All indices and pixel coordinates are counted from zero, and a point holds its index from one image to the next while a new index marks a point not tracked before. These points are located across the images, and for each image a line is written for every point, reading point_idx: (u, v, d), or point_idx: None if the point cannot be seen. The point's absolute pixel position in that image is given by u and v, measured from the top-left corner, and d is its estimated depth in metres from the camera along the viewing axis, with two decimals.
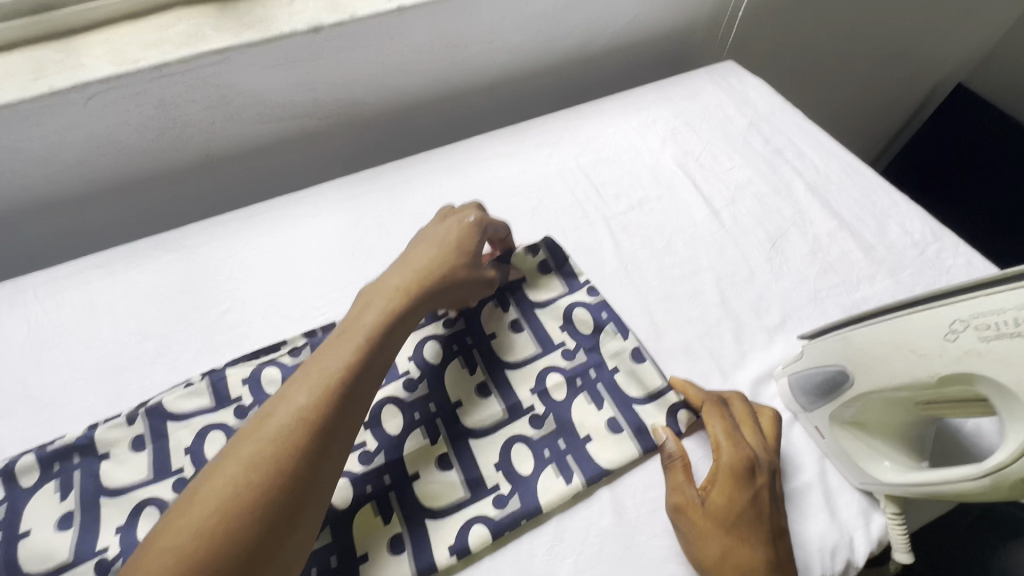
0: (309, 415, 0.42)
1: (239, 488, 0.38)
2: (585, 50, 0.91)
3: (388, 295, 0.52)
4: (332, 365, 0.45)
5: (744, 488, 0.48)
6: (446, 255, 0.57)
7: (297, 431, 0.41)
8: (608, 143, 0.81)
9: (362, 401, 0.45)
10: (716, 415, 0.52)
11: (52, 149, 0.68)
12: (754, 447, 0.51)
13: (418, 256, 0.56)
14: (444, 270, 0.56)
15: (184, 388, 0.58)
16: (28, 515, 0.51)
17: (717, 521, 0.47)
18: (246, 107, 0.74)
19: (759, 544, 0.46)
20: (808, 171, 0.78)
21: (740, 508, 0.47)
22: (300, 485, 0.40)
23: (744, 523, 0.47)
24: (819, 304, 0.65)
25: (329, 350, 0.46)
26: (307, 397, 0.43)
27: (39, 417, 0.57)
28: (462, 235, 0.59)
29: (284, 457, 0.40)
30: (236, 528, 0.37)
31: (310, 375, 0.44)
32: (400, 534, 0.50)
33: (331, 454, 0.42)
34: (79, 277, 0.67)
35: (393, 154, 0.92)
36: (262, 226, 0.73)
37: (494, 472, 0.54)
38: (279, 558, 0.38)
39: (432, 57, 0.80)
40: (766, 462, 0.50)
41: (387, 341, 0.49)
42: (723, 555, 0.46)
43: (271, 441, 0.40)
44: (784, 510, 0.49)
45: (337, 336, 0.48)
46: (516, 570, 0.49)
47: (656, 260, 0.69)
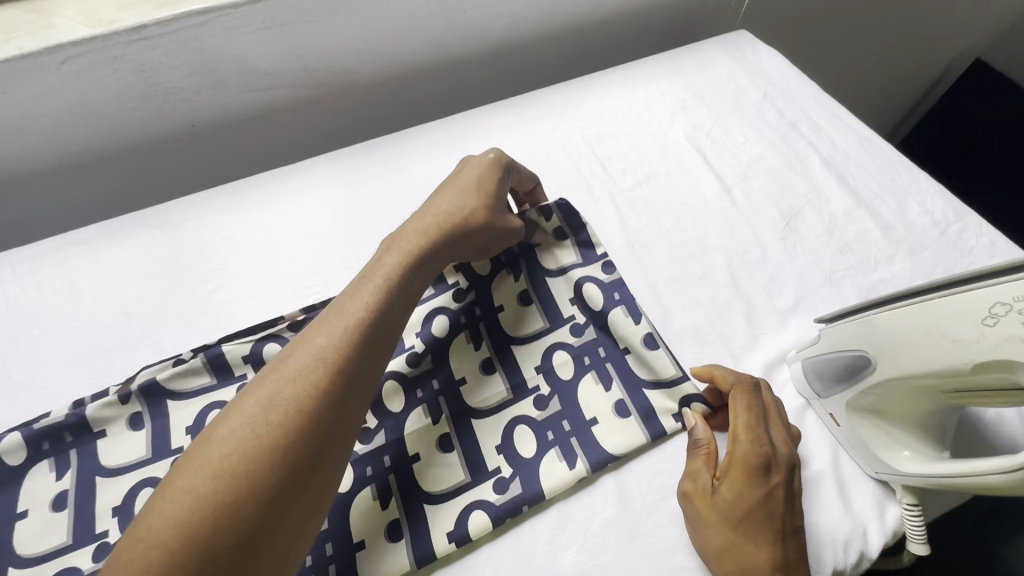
0: (330, 355, 0.40)
1: (258, 429, 0.36)
2: (591, 17, 0.86)
3: (410, 238, 0.50)
4: (353, 307, 0.43)
5: (757, 484, 0.45)
6: (468, 197, 0.55)
7: (318, 370, 0.39)
8: (614, 115, 0.77)
9: (385, 343, 0.43)
10: (741, 401, 0.50)
11: (26, 118, 0.64)
12: (773, 441, 0.48)
13: (440, 201, 0.54)
14: (465, 214, 0.53)
15: (175, 366, 0.54)
16: (16, 498, 0.48)
17: (723, 515, 0.45)
18: (232, 74, 0.70)
19: (767, 543, 0.44)
20: (825, 146, 0.74)
21: (750, 503, 0.45)
22: (323, 426, 0.37)
23: (751, 520, 0.45)
24: (835, 286, 0.62)
25: (350, 293, 0.44)
26: (328, 338, 0.40)
27: (18, 401, 0.55)
28: (483, 176, 0.57)
29: (307, 397, 0.37)
30: (258, 467, 0.34)
31: (330, 316, 0.42)
32: (399, 521, 0.48)
33: (355, 397, 0.40)
34: (59, 253, 0.64)
35: (388, 127, 0.88)
36: (251, 201, 0.69)
37: (495, 455, 0.51)
38: (300, 505, 0.36)
39: (429, 23, 0.75)
40: (784, 458, 0.47)
41: (409, 285, 0.47)
42: (724, 549, 0.44)
43: (292, 381, 0.38)
44: (799, 511, 0.47)
45: (358, 280, 0.46)
46: (516, 560, 0.47)
47: (664, 238, 0.66)
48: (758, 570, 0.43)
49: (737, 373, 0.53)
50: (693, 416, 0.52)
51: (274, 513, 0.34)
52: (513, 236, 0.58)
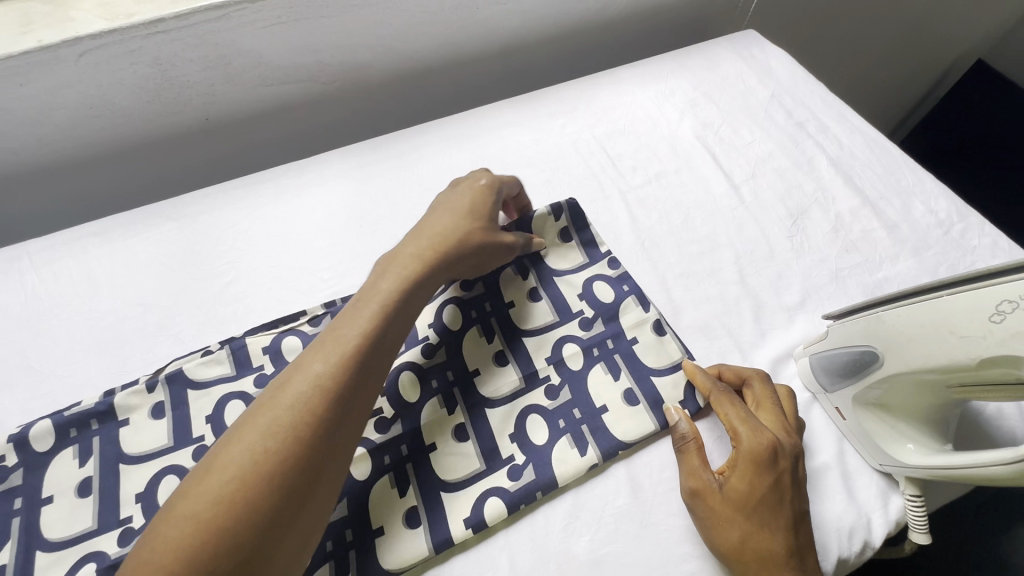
0: (327, 380, 0.41)
1: (256, 455, 0.37)
2: (602, 15, 0.87)
3: (404, 261, 0.51)
4: (349, 333, 0.45)
5: (766, 474, 0.47)
6: (461, 220, 0.57)
7: (315, 397, 0.40)
8: (624, 113, 0.78)
9: (380, 367, 0.45)
10: (728, 402, 0.51)
11: (42, 111, 0.65)
12: (775, 430, 0.49)
13: (432, 225, 0.56)
14: (459, 236, 0.55)
15: (203, 356, 0.56)
16: (46, 482, 0.49)
17: (737, 507, 0.46)
18: (246, 68, 0.71)
19: (780, 531, 0.46)
20: (831, 146, 0.75)
21: (761, 493, 0.46)
22: (318, 452, 0.39)
23: (763, 509, 0.46)
24: (841, 283, 0.64)
25: (347, 318, 0.46)
26: (324, 364, 0.42)
27: (39, 390, 0.56)
28: (475, 199, 0.59)
29: (303, 423, 0.39)
30: (254, 493, 0.36)
31: (327, 342, 0.44)
32: (416, 507, 0.49)
33: (349, 422, 0.42)
34: (75, 245, 0.65)
35: (399, 123, 0.89)
36: (266, 195, 0.70)
37: (509, 443, 0.53)
38: (298, 526, 0.37)
39: (442, 20, 0.76)
40: (789, 446, 0.49)
41: (404, 308, 0.49)
42: (741, 541, 0.45)
43: (289, 408, 0.39)
44: (806, 496, 0.48)
45: (353, 305, 0.48)
46: (530, 547, 0.48)
47: (674, 235, 0.67)
48: (776, 559, 0.45)
49: (712, 377, 0.54)
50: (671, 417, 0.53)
51: (273, 534, 0.36)
52: (509, 255, 0.60)
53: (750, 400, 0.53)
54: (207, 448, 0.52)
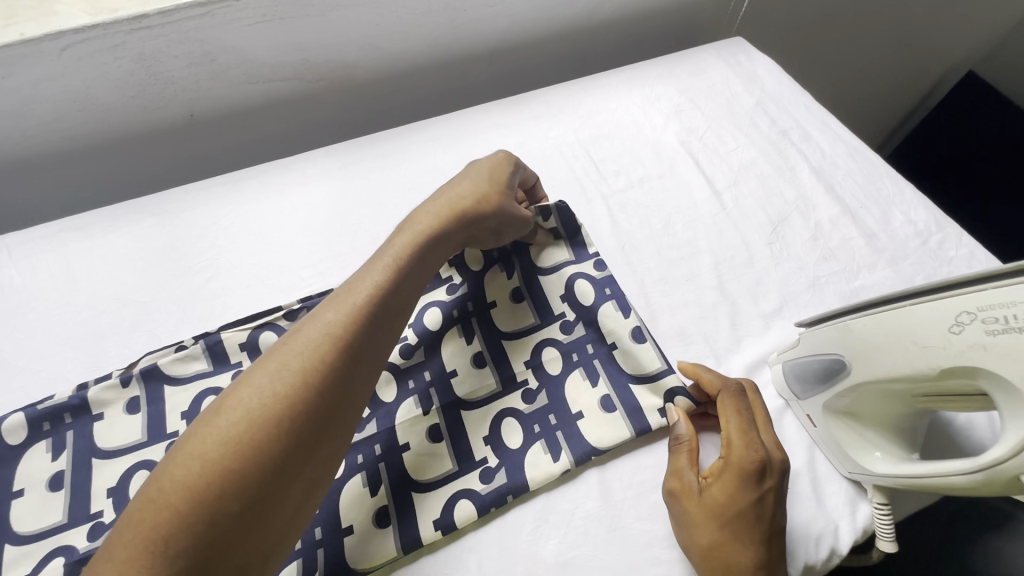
0: (339, 331, 0.41)
1: (265, 399, 0.37)
2: (591, 20, 0.87)
3: (418, 225, 0.52)
4: (363, 288, 0.45)
5: (750, 488, 0.46)
6: (477, 188, 0.57)
7: (327, 346, 0.40)
8: (609, 118, 0.79)
9: (390, 324, 0.45)
10: (731, 408, 0.51)
11: (24, 104, 0.65)
12: (770, 447, 0.49)
13: (447, 192, 0.56)
14: (473, 203, 0.55)
15: (177, 352, 0.55)
16: (16, 475, 0.49)
17: (712, 515, 0.46)
18: (232, 65, 0.71)
19: (752, 545, 0.45)
20: (814, 154, 0.75)
21: (742, 505, 0.46)
22: (327, 401, 0.39)
23: (739, 522, 0.46)
24: (818, 291, 0.64)
25: (361, 273, 0.47)
26: (336, 315, 0.42)
27: (13, 383, 0.56)
28: (491, 170, 0.59)
29: (313, 371, 0.39)
30: (263, 436, 0.36)
31: (339, 296, 0.44)
32: (387, 507, 0.49)
33: (358, 377, 0.41)
34: (55, 239, 0.65)
35: (386, 123, 0.89)
36: (248, 192, 0.70)
37: (483, 445, 0.53)
38: (302, 476, 0.37)
39: (429, 21, 0.76)
40: (779, 464, 0.48)
41: (416, 268, 0.49)
42: (709, 547, 0.46)
43: (300, 355, 0.39)
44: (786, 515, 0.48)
45: (368, 263, 0.48)
46: (498, 550, 0.49)
47: (654, 240, 0.67)
48: (741, 570, 0.45)
49: (722, 377, 0.54)
50: (673, 418, 0.53)
51: (277, 480, 0.36)
52: (523, 227, 0.60)
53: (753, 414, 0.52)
54: None
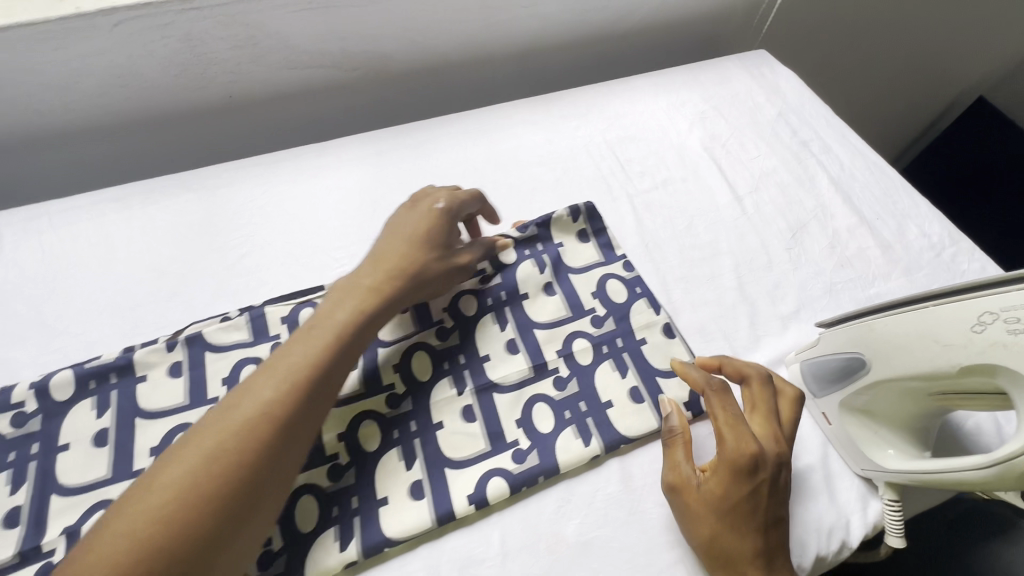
0: (276, 407, 0.42)
1: (200, 477, 0.38)
2: (621, 25, 0.90)
3: (361, 288, 0.52)
4: (302, 360, 0.45)
5: (743, 482, 0.47)
6: (421, 245, 0.57)
7: (263, 423, 0.41)
8: (635, 121, 0.81)
9: (330, 394, 0.46)
10: (719, 405, 0.50)
11: (71, 77, 0.66)
12: (761, 438, 0.49)
13: (391, 248, 0.56)
14: (416, 263, 0.56)
15: (222, 322, 0.58)
16: (62, 431, 0.52)
17: (710, 507, 0.47)
18: (273, 50, 0.73)
19: (750, 533, 0.46)
20: (833, 166, 0.78)
21: (737, 498, 0.47)
22: (261, 478, 0.40)
23: (737, 513, 0.47)
24: (834, 296, 0.66)
25: (302, 342, 0.47)
26: (274, 391, 0.43)
27: (53, 345, 0.57)
28: (435, 223, 0.58)
29: (251, 447, 0.40)
30: (195, 516, 0.37)
31: (279, 366, 0.45)
32: (420, 481, 0.51)
33: (296, 450, 0.43)
34: (95, 209, 0.67)
35: (415, 114, 0.91)
36: (284, 174, 0.72)
37: (515, 428, 0.55)
38: (233, 551, 0.39)
39: (466, 18, 0.78)
40: (773, 454, 0.48)
41: (358, 335, 0.50)
42: (711, 537, 0.47)
43: (237, 430, 0.40)
44: (785, 502, 0.49)
45: (308, 329, 0.48)
46: (523, 527, 0.50)
47: (676, 240, 0.69)
48: (742, 557, 0.46)
49: (706, 374, 0.53)
50: (670, 412, 0.54)
51: (207, 559, 0.37)
52: (463, 274, 0.60)
53: (748, 403, 0.52)
54: None
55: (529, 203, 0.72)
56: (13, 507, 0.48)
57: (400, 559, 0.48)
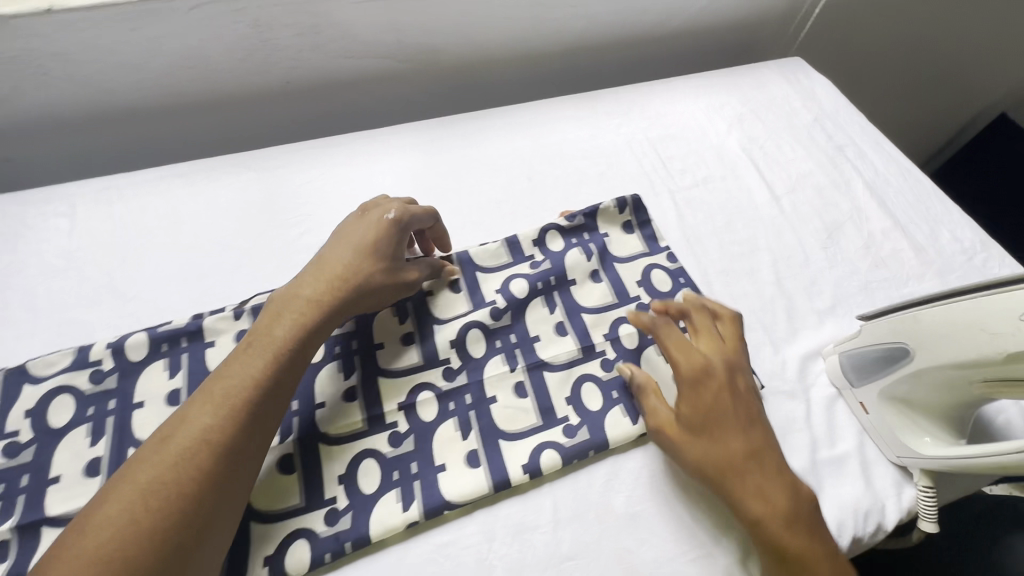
0: (213, 436, 0.43)
1: (136, 514, 0.39)
2: (662, 28, 0.93)
3: (301, 305, 0.52)
4: (238, 383, 0.46)
5: (703, 392, 0.52)
6: (365, 258, 0.57)
7: (201, 453, 0.42)
8: (675, 121, 0.84)
9: (271, 413, 0.47)
10: (665, 332, 0.55)
11: (144, 57, 0.69)
12: (710, 352, 0.55)
13: (332, 262, 0.56)
14: (360, 277, 0.56)
15: None
16: (137, 389, 0.55)
17: (690, 431, 0.51)
18: (334, 39, 0.75)
19: (733, 441, 0.51)
20: (868, 171, 0.80)
21: (708, 410, 0.52)
22: (205, 506, 0.41)
23: (715, 424, 0.51)
24: (869, 294, 0.68)
25: (237, 365, 0.48)
26: (211, 418, 0.44)
27: (126, 309, 0.60)
28: (380, 235, 0.58)
29: (188, 478, 0.41)
30: (134, 553, 0.38)
31: (214, 393, 0.46)
32: (476, 450, 0.54)
33: (240, 472, 0.44)
34: (162, 184, 0.70)
35: (459, 107, 0.94)
36: (340, 158, 0.75)
37: (565, 405, 0.57)
38: None
39: (516, 15, 0.81)
40: (722, 364, 0.54)
41: (298, 353, 0.50)
42: (703, 459, 0.50)
43: (172, 464, 0.41)
44: (753, 404, 0.54)
45: (244, 350, 0.49)
46: (573, 498, 0.53)
47: (717, 235, 0.72)
48: (735, 464, 0.50)
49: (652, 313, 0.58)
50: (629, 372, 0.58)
51: None
52: (412, 286, 0.60)
53: (691, 330, 0.58)
54: None
55: (576, 194, 0.75)
56: (94, 458, 0.51)
57: (457, 523, 0.51)
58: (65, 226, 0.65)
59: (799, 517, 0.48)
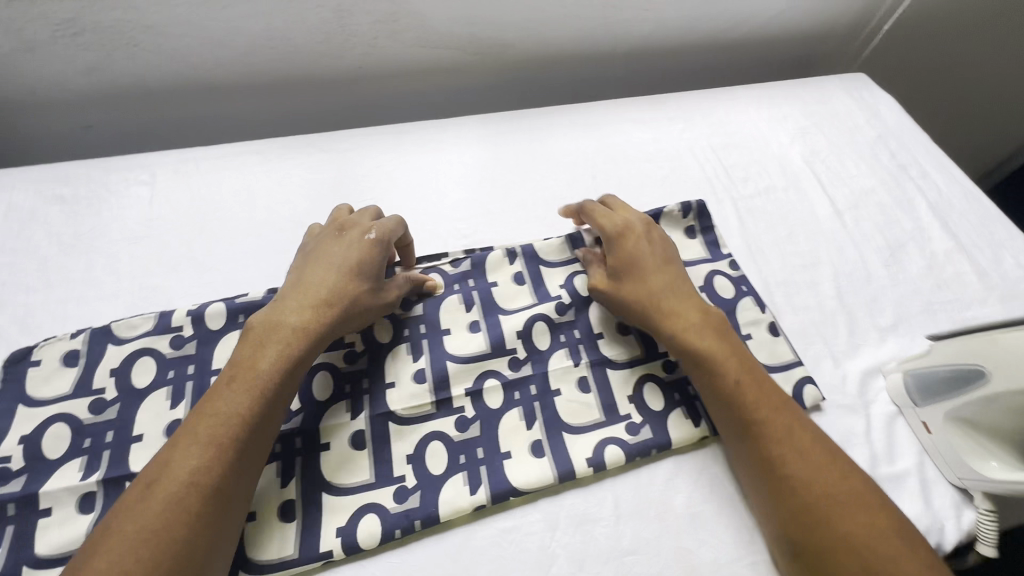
0: (200, 478, 0.43)
1: (127, 565, 0.39)
2: (726, 35, 0.92)
3: (283, 334, 0.51)
4: (221, 420, 0.46)
5: (625, 248, 0.61)
6: (348, 282, 0.55)
7: (188, 496, 0.42)
8: (738, 130, 0.84)
9: (260, 447, 0.47)
10: (591, 211, 0.65)
11: (228, 36, 0.71)
12: (631, 220, 0.63)
13: (314, 284, 0.54)
14: (342, 302, 0.54)
15: None
16: (214, 356, 0.56)
17: (619, 284, 0.60)
18: (409, 28, 0.76)
19: (653, 283, 0.59)
20: (930, 192, 0.80)
21: (630, 260, 0.60)
22: (197, 550, 0.41)
23: (636, 272, 0.60)
24: (930, 314, 0.68)
25: (219, 400, 0.47)
26: (196, 460, 0.44)
27: (204, 279, 0.62)
28: (363, 258, 0.56)
29: (177, 525, 0.41)
30: None
31: (197, 433, 0.45)
32: (540, 441, 0.55)
33: (230, 510, 0.44)
34: (237, 159, 0.71)
35: (518, 102, 0.94)
36: (408, 145, 0.76)
37: (627, 402, 0.58)
38: None
39: (587, 14, 0.82)
40: (640, 223, 0.63)
41: (283, 385, 0.49)
42: (634, 302, 0.59)
43: (160, 512, 0.41)
44: (670, 255, 0.62)
45: (225, 384, 0.48)
46: (635, 494, 0.53)
47: (778, 246, 0.72)
48: (654, 299, 0.58)
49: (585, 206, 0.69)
50: (584, 252, 0.65)
51: None
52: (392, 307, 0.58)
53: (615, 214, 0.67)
54: (357, 354, 0.58)
55: (638, 194, 0.75)
56: (174, 420, 0.52)
57: (521, 509, 0.52)
58: (146, 194, 0.67)
59: (707, 322, 0.57)
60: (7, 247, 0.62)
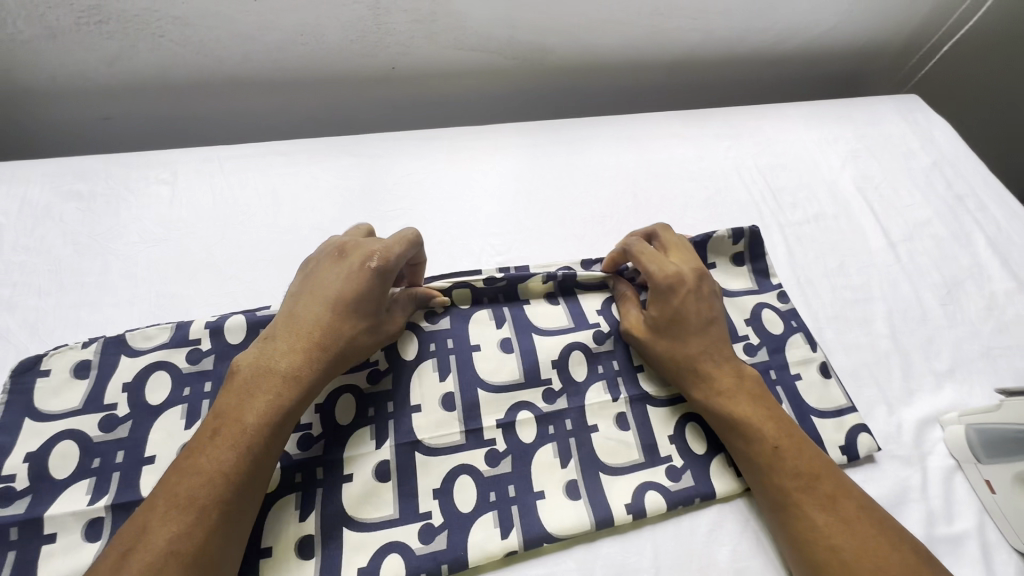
0: (181, 546, 0.39)
1: None
2: (776, 49, 0.88)
3: (272, 380, 0.46)
4: (203, 480, 0.42)
5: (672, 297, 0.56)
6: (343, 320, 0.50)
7: (167, 567, 0.39)
8: (787, 150, 0.80)
9: (249, 505, 0.44)
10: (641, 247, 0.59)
11: (259, 30, 0.68)
12: (679, 263, 0.58)
13: (308, 322, 0.49)
14: (337, 343, 0.49)
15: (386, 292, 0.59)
16: None
17: (655, 332, 0.56)
18: (447, 30, 0.73)
19: (692, 340, 0.55)
20: (989, 227, 0.75)
21: (674, 312, 0.55)
22: None
23: (673, 324, 0.55)
24: (990, 360, 0.63)
25: (202, 457, 0.43)
26: (177, 526, 0.40)
27: (225, 288, 0.59)
28: (360, 292, 0.50)
29: None
30: None
31: (178, 494, 0.41)
32: (576, 481, 0.51)
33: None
34: (263, 161, 0.68)
35: (554, 110, 0.91)
36: (441, 152, 0.72)
37: (668, 443, 0.54)
38: None
39: (633, 22, 0.78)
40: (692, 273, 0.57)
41: (273, 436, 0.45)
42: (668, 356, 0.55)
43: None
44: (712, 306, 0.57)
45: (207, 437, 0.44)
46: (676, 544, 0.50)
47: (829, 278, 0.68)
48: (690, 357, 0.54)
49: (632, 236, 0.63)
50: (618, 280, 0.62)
51: None
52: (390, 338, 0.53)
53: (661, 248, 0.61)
54: (382, 377, 0.54)
55: (681, 215, 0.71)
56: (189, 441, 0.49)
57: (553, 556, 0.48)
58: (167, 194, 0.64)
59: (739, 387, 0.53)
60: (20, 245, 0.59)
